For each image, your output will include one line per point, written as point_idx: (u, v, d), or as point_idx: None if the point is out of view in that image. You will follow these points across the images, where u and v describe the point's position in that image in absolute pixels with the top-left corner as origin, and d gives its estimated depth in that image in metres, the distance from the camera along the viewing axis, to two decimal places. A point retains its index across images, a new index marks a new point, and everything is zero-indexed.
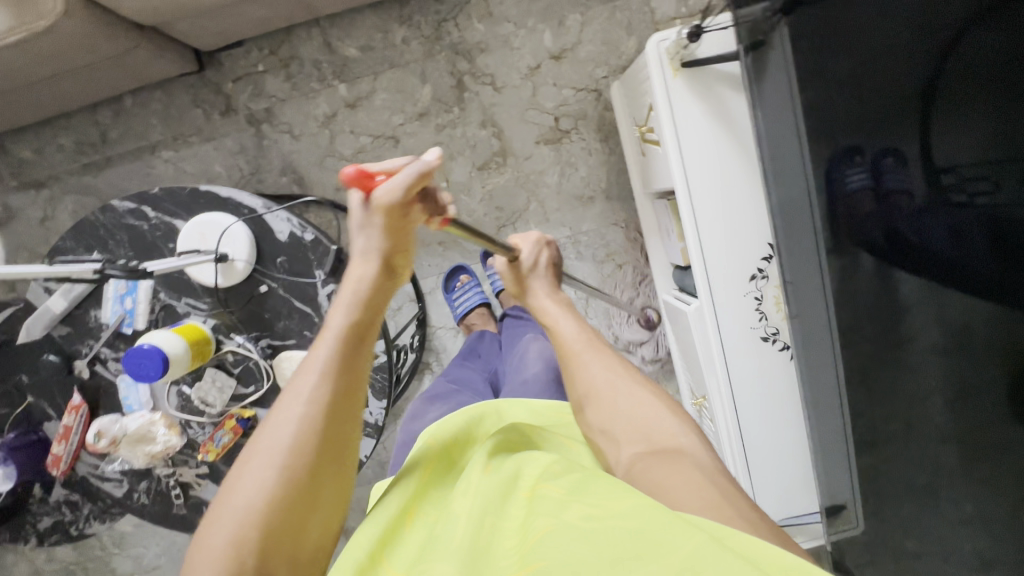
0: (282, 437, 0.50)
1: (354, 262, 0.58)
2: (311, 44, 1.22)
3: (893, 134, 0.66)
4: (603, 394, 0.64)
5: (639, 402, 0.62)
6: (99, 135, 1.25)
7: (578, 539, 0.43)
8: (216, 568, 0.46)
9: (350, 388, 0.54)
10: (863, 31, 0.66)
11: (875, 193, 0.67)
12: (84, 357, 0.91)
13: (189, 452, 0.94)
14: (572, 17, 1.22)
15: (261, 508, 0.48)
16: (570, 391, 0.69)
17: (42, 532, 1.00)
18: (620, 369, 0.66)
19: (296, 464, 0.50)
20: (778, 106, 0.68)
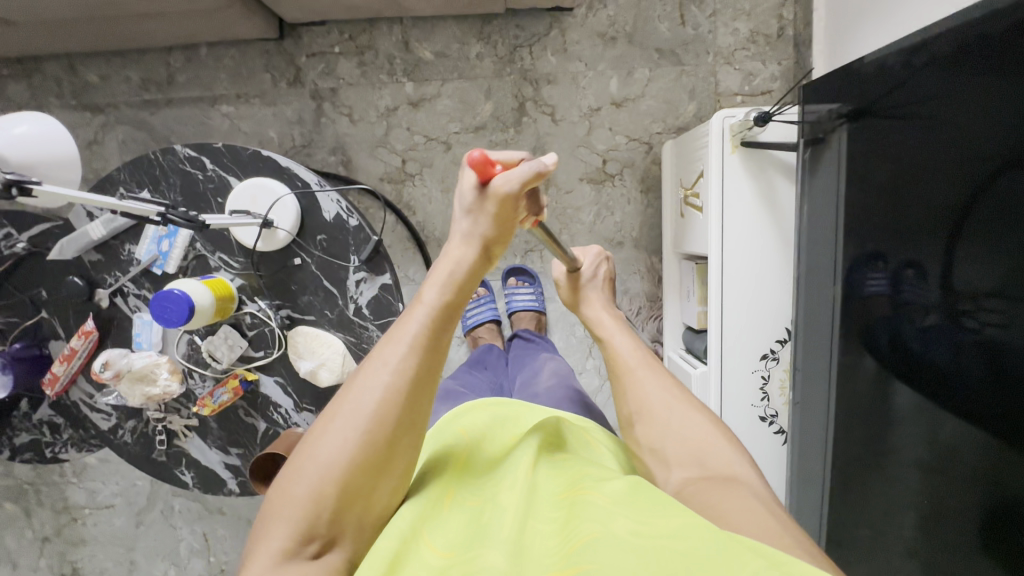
0: (365, 404, 0.50)
1: (454, 241, 0.56)
2: (390, 39, 1.26)
3: (916, 252, 0.72)
4: (658, 412, 0.63)
5: (695, 427, 0.61)
6: (167, 76, 1.28)
7: (623, 548, 0.42)
8: (294, 516, 0.48)
9: (437, 364, 0.53)
10: (911, 147, 0.72)
11: (892, 299, 0.76)
12: (107, 287, 0.93)
13: (184, 402, 0.94)
14: (641, 71, 1.27)
15: (341, 467, 0.49)
16: (619, 404, 0.68)
17: (19, 446, 1.00)
18: (671, 386, 0.66)
19: (376, 432, 0.50)
20: (825, 199, 0.85)
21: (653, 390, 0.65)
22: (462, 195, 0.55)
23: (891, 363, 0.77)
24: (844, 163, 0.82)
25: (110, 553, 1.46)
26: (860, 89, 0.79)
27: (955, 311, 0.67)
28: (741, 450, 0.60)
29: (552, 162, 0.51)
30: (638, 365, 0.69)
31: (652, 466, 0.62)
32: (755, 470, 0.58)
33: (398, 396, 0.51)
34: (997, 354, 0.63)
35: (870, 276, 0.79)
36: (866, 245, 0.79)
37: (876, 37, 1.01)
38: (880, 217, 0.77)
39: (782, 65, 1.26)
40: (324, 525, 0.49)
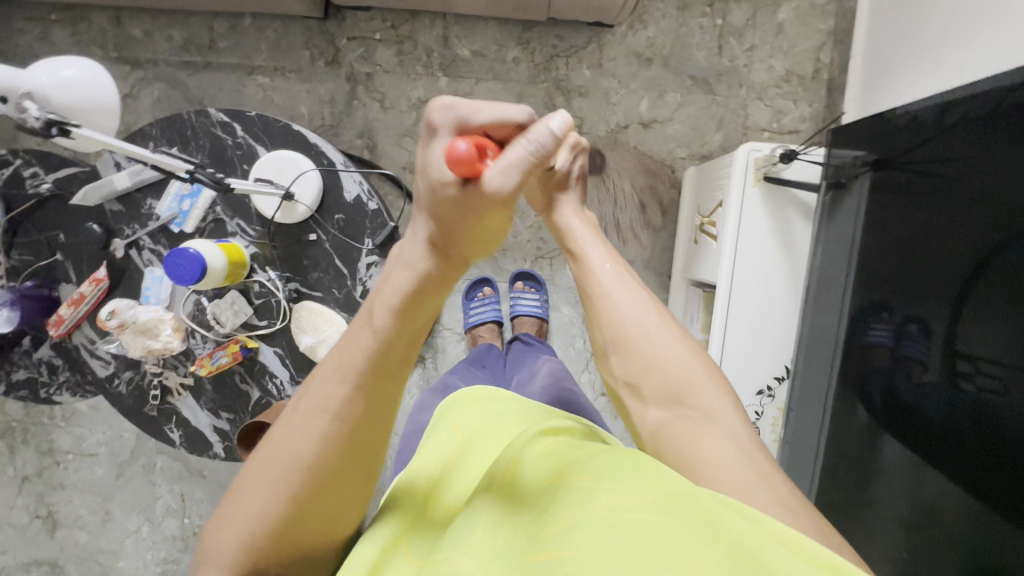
0: (300, 450, 0.50)
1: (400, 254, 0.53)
2: (430, 33, 1.28)
3: (918, 308, 0.72)
4: (633, 343, 0.63)
5: (671, 358, 0.62)
6: (208, 41, 1.30)
7: (603, 528, 0.41)
8: (235, 562, 0.50)
9: (378, 401, 0.52)
10: (931, 203, 0.72)
11: (891, 350, 0.76)
12: (124, 238, 0.94)
13: (183, 360, 0.95)
14: (673, 95, 1.28)
15: (274, 516, 0.50)
16: (594, 331, 0.67)
17: (15, 382, 1.01)
18: (645, 307, 0.65)
19: (312, 477, 0.51)
20: (839, 244, 0.87)
21: (626, 313, 0.64)
22: (431, 198, 0.48)
23: (885, 417, 0.77)
24: (862, 211, 0.84)
25: (86, 501, 1.46)
26: (886, 141, 0.80)
27: (954, 372, 0.67)
28: (716, 378, 0.61)
29: (556, 141, 0.47)
30: (610, 284, 0.66)
31: (630, 401, 0.63)
32: (731, 401, 0.59)
33: (336, 436, 0.51)
34: (992, 418, 0.62)
35: (874, 326, 0.80)
36: (872, 294, 0.81)
37: (909, 92, 1.02)
38: (890, 267, 0.78)
39: (812, 106, 1.27)
40: (269, 568, 0.51)
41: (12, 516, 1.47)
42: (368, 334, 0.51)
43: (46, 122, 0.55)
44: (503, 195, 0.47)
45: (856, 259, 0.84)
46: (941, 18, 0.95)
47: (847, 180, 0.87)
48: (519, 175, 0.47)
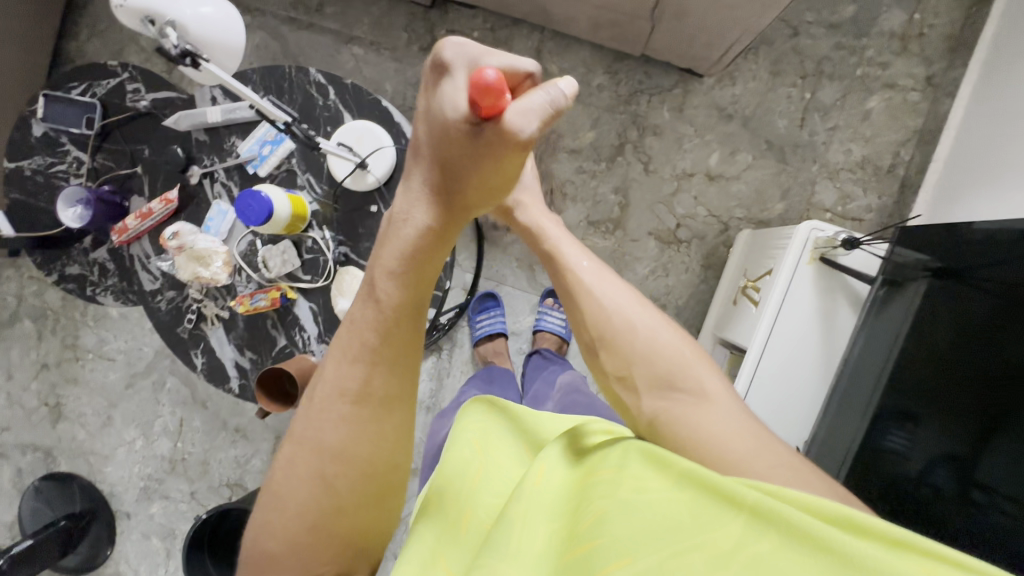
0: (328, 439, 0.53)
1: (404, 205, 0.54)
2: (526, 43, 1.32)
3: (941, 434, 0.75)
4: (619, 336, 0.62)
5: (657, 343, 0.62)
6: (318, 3, 1.36)
7: (633, 514, 0.43)
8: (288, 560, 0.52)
9: (390, 375, 0.54)
10: (960, 323, 0.76)
11: (907, 462, 0.78)
12: (201, 167, 0.99)
13: (225, 294, 1.00)
14: (744, 155, 1.29)
15: (315, 509, 0.52)
16: (577, 327, 0.66)
17: (67, 275, 1.07)
18: (619, 296, 0.65)
19: (344, 461, 0.53)
20: (882, 342, 0.86)
21: (609, 300, 0.65)
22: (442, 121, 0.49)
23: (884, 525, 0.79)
24: (912, 313, 0.83)
25: (93, 402, 1.52)
26: (952, 252, 0.80)
27: (967, 497, 0.70)
28: (700, 358, 0.62)
29: (572, 98, 0.49)
30: (588, 277, 0.67)
31: (625, 398, 0.62)
32: (718, 377, 0.61)
33: (357, 417, 0.53)
34: (999, 542, 0.66)
35: (894, 434, 0.81)
36: (903, 399, 0.81)
37: (986, 210, 1.01)
38: (927, 375, 0.79)
39: (881, 199, 1.26)
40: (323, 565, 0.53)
41: (23, 398, 1.53)
42: (377, 306, 0.53)
43: (182, 52, 0.60)
44: (518, 138, 0.48)
45: (895, 360, 0.83)
46: None
47: (904, 280, 0.85)
48: (537, 122, 0.48)
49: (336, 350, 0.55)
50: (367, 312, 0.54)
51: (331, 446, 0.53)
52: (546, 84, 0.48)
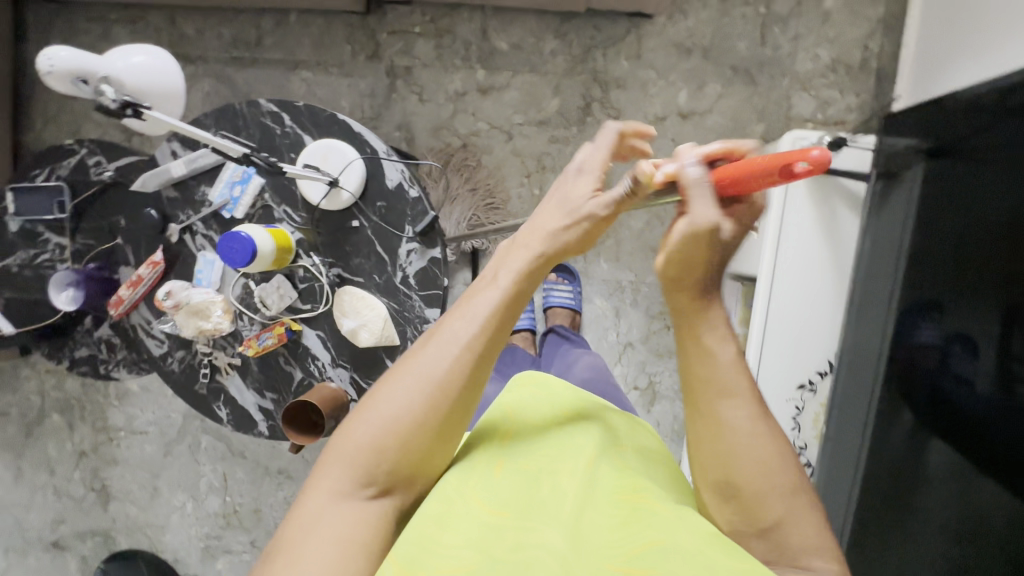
0: (426, 373, 0.53)
1: (550, 211, 0.57)
2: (469, 26, 1.29)
3: (962, 323, 0.72)
4: (758, 496, 0.53)
5: (791, 517, 0.53)
6: (255, 37, 1.35)
7: (689, 561, 0.47)
8: (353, 459, 0.53)
9: (455, 411, 0.54)
10: (976, 195, 0.72)
11: (936, 353, 0.76)
12: (179, 223, 0.98)
13: (231, 340, 0.99)
14: (712, 85, 1.26)
15: (392, 428, 0.53)
16: (706, 465, 0.55)
17: (77, 358, 1.08)
18: (774, 455, 0.54)
19: (432, 408, 0.53)
20: (889, 235, 0.85)
21: (763, 458, 0.54)
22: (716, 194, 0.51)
23: (928, 421, 0.78)
24: (914, 201, 0.82)
25: (136, 477, 1.54)
26: (940, 129, 0.79)
27: (1008, 377, 0.66)
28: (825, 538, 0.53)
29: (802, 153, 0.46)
30: (745, 426, 0.54)
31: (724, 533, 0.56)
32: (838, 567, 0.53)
33: (451, 375, 0.53)
34: None
35: (922, 328, 0.79)
36: (922, 289, 0.79)
37: (968, 78, 0.97)
38: (941, 258, 0.77)
39: (860, 96, 1.23)
40: (379, 478, 0.54)
41: (70, 488, 1.56)
42: (466, 342, 0.53)
43: (120, 103, 0.58)
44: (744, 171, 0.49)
45: (905, 253, 0.83)
46: (1003, 4, 0.91)
47: (898, 169, 0.85)
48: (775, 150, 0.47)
49: (410, 364, 0.54)
50: (455, 336, 0.54)
51: (378, 449, 0.53)
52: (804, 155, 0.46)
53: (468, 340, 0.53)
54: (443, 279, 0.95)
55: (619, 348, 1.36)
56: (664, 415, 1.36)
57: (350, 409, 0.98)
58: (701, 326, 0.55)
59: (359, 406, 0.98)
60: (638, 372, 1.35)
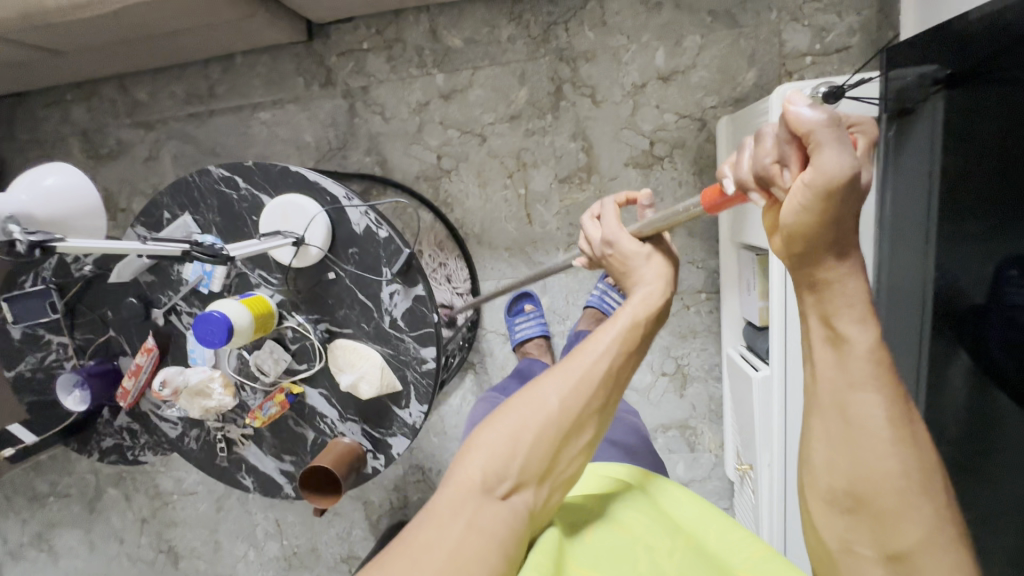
0: (571, 376, 0.59)
1: (635, 256, 0.65)
2: (417, 30, 1.21)
3: (1018, 246, 0.62)
4: (891, 511, 0.47)
5: (933, 554, 0.46)
6: (207, 88, 1.30)
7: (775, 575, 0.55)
8: (496, 449, 0.57)
9: (587, 411, 0.59)
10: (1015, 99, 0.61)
11: (989, 283, 0.67)
12: (162, 306, 0.97)
13: (240, 412, 0.99)
14: (691, 38, 1.13)
15: (541, 422, 0.58)
16: (821, 467, 0.50)
17: (104, 449, 1.09)
18: (914, 473, 0.47)
19: (570, 412, 0.58)
20: (916, 177, 0.74)
21: (900, 475, 0.46)
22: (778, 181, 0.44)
23: (993, 370, 0.68)
24: (938, 138, 0.71)
25: (198, 534, 1.60)
26: (963, 46, 0.67)
27: None
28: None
29: (798, 102, 0.40)
30: (882, 432, 0.47)
31: (836, 549, 0.50)
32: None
33: (587, 383, 0.59)
34: None
35: (972, 263, 0.69)
36: (971, 223, 0.68)
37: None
38: (985, 178, 0.66)
39: (861, 15, 1.08)
40: (512, 470, 0.56)
41: (141, 553, 1.63)
42: (602, 355, 0.60)
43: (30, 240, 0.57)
44: (763, 160, 0.45)
45: (938, 194, 0.72)
46: None
47: (913, 105, 0.73)
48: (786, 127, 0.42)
49: (553, 378, 0.60)
50: (600, 343, 0.61)
51: (511, 444, 0.57)
52: (796, 115, 0.40)
53: (609, 348, 0.60)
54: (433, 315, 0.90)
55: None
56: (699, 398, 1.29)
57: (368, 459, 0.96)
58: (833, 306, 0.48)
59: (376, 455, 0.96)
60: (663, 358, 1.28)
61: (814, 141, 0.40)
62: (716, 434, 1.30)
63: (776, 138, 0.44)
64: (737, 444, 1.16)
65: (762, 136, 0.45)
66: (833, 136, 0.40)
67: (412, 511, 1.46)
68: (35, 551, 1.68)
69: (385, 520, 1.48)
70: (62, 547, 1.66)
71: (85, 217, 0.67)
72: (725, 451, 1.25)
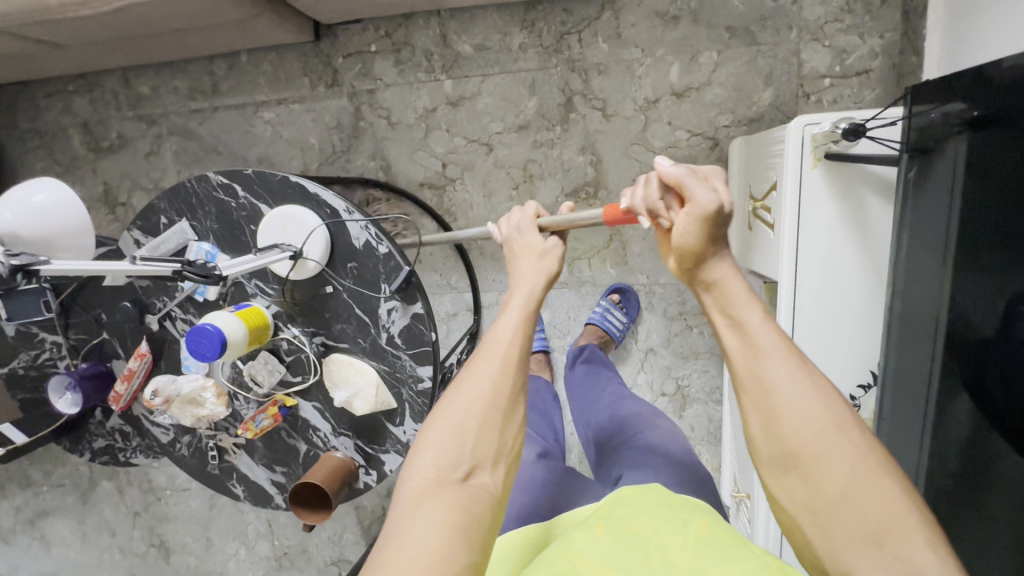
0: (494, 353, 0.56)
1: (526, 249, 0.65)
2: (427, 34, 1.18)
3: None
4: (821, 461, 0.47)
5: (865, 489, 0.46)
6: (211, 84, 1.28)
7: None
8: (439, 453, 0.52)
9: (515, 386, 0.56)
10: None
11: (999, 316, 0.65)
12: (156, 311, 0.96)
13: (232, 421, 0.97)
14: (707, 54, 1.10)
15: (476, 406, 0.54)
16: (756, 434, 0.50)
17: (96, 450, 1.08)
18: (827, 415, 0.48)
19: (502, 385, 0.55)
20: (932, 217, 0.72)
21: (814, 419, 0.48)
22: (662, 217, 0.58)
23: (996, 415, 0.67)
24: (958, 178, 0.69)
25: (189, 530, 1.60)
26: (991, 86, 0.64)
27: None
28: (918, 518, 0.45)
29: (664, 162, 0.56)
30: (788, 385, 0.49)
31: (793, 516, 0.49)
32: (934, 550, 0.44)
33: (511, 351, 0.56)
34: None
35: (984, 297, 0.67)
36: (985, 256, 0.66)
37: (993, 50, 0.83)
38: (1001, 215, 0.64)
39: (884, 37, 1.05)
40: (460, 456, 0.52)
41: (132, 545, 1.63)
42: (516, 329, 0.58)
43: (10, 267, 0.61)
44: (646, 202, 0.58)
45: (955, 235, 0.70)
46: None
47: (935, 143, 0.71)
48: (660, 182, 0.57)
49: (472, 365, 0.56)
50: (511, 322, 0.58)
51: (457, 435, 0.53)
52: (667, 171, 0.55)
53: (518, 319, 0.58)
54: (430, 334, 0.88)
55: (641, 355, 1.27)
56: (700, 419, 1.27)
57: (361, 474, 0.95)
58: (728, 296, 0.54)
59: (368, 470, 0.94)
60: (664, 378, 1.26)
61: (683, 189, 0.54)
62: (713, 457, 1.28)
63: (658, 184, 0.57)
64: (735, 471, 1.15)
65: (648, 180, 0.58)
66: (694, 180, 0.53)
67: None
68: (28, 538, 1.68)
69: (377, 525, 1.48)
70: (55, 536, 1.67)
71: (75, 234, 0.71)
72: (722, 475, 1.23)
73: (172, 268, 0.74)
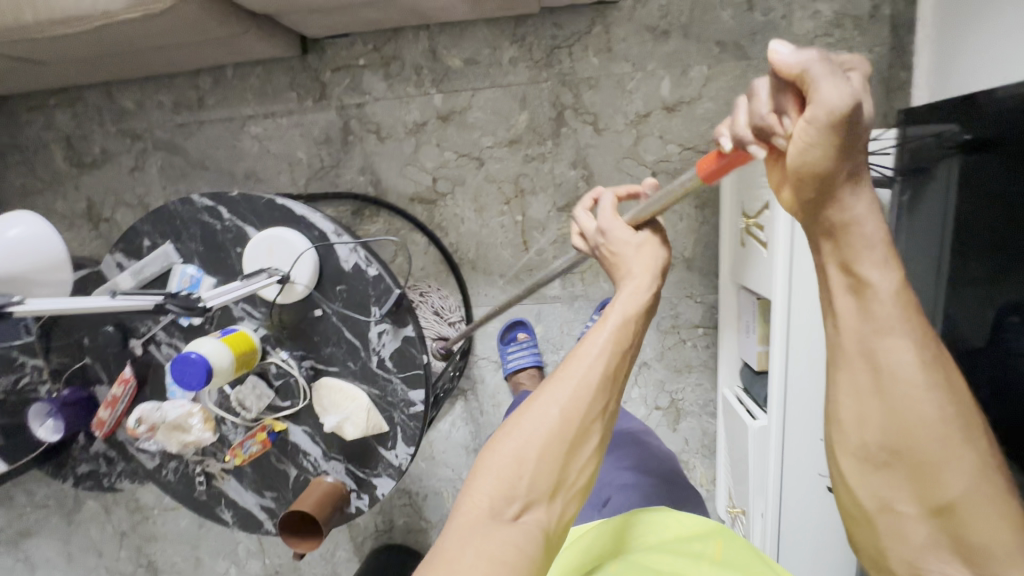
0: (574, 378, 0.53)
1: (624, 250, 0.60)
2: (416, 48, 1.16)
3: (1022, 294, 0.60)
4: (936, 467, 0.47)
5: (976, 498, 0.47)
6: (197, 99, 1.26)
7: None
8: (496, 482, 0.50)
9: (588, 411, 0.52)
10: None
11: (989, 327, 0.65)
12: (141, 335, 0.94)
13: (220, 446, 0.95)
14: (698, 68, 1.10)
15: (543, 432, 0.51)
16: (854, 432, 0.49)
17: (79, 475, 1.05)
18: (953, 424, 0.47)
19: (571, 413, 0.52)
20: (926, 237, 0.72)
21: (939, 424, 0.47)
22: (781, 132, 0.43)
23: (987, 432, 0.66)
24: (951, 199, 0.68)
25: (178, 550, 1.57)
26: (981, 108, 0.64)
27: None
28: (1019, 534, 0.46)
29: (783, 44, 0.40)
30: (916, 386, 0.47)
31: (879, 513, 0.50)
32: None
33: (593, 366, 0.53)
34: None
35: (974, 310, 0.67)
36: (975, 267, 0.66)
37: (977, 78, 0.84)
38: (990, 231, 0.64)
39: (874, 52, 1.05)
40: (519, 488, 0.50)
41: (120, 566, 1.60)
42: (599, 354, 0.54)
43: None
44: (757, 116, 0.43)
45: (948, 255, 0.70)
46: None
47: (928, 164, 0.71)
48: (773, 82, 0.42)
49: (550, 385, 0.54)
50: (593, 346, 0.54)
51: (514, 465, 0.51)
52: (787, 57, 0.40)
53: (602, 344, 0.54)
54: (422, 357, 0.87)
55: (635, 369, 1.26)
56: (695, 432, 1.27)
57: (352, 499, 0.93)
58: (863, 257, 0.47)
59: (360, 495, 0.92)
60: (658, 392, 1.26)
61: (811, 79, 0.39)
62: (708, 470, 1.28)
63: (768, 94, 0.43)
64: (730, 486, 1.15)
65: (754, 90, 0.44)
66: (826, 70, 0.39)
67: (397, 535, 1.43)
68: (12, 559, 1.64)
69: (370, 543, 1.45)
70: (39, 557, 1.63)
71: (45, 270, 0.70)
72: (718, 490, 1.23)
73: (152, 302, 0.72)
